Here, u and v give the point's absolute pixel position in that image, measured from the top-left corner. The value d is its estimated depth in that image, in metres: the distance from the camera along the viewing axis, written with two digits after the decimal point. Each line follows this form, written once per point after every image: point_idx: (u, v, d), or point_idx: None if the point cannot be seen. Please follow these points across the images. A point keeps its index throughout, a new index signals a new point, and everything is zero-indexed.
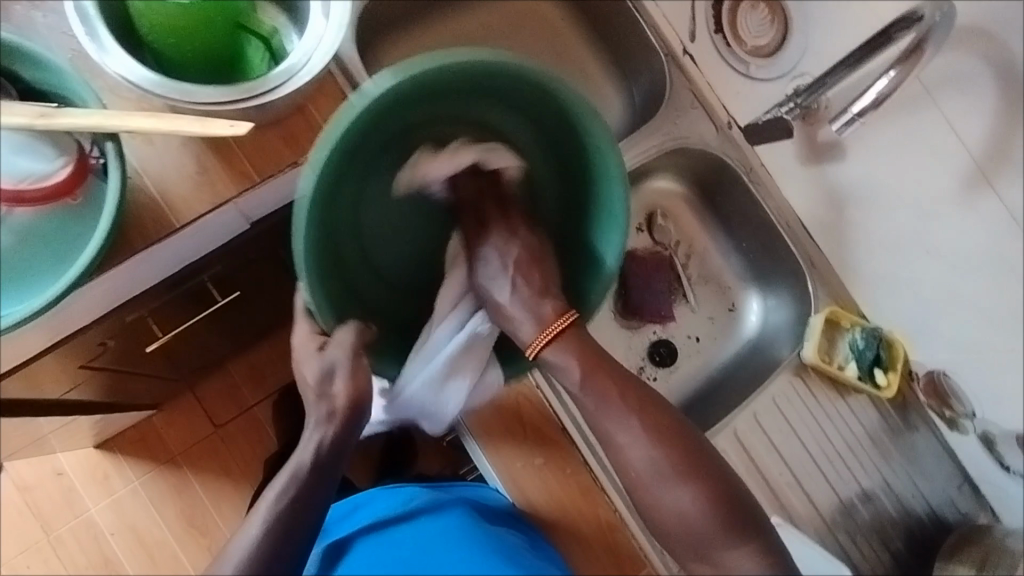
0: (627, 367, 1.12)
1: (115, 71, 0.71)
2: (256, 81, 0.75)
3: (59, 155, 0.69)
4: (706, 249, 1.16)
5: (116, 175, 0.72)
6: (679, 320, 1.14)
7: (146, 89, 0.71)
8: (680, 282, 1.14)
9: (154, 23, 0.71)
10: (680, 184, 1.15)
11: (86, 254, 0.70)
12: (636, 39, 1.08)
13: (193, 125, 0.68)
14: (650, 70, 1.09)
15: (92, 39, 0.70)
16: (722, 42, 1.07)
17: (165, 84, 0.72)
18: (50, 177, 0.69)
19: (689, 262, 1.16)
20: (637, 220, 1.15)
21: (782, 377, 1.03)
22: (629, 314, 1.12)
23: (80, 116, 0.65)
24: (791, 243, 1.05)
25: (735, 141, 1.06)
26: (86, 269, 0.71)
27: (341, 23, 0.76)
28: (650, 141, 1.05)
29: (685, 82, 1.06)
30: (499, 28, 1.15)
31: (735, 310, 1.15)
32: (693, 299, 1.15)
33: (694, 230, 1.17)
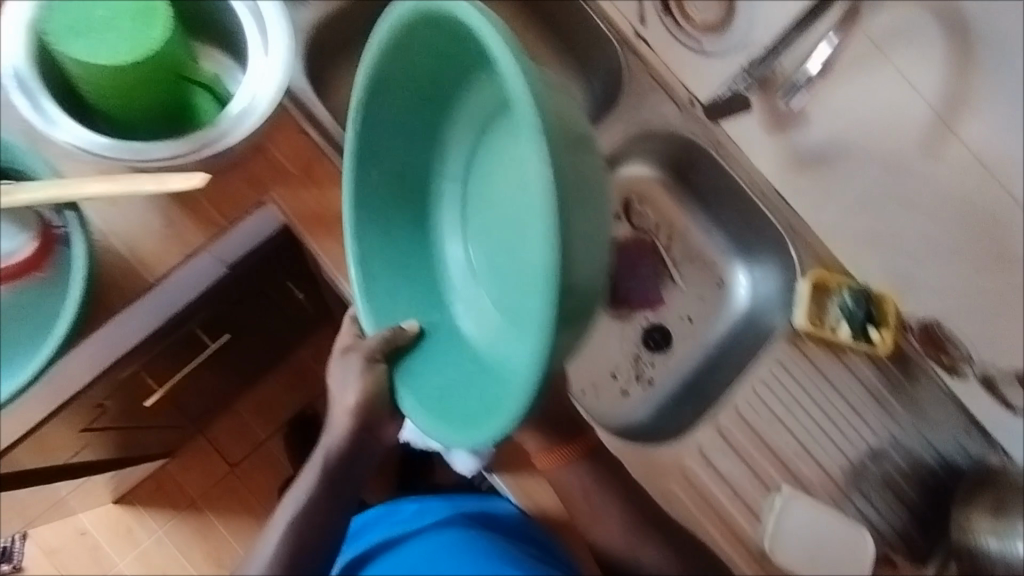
0: (624, 357, 1.14)
1: (64, 140, 0.72)
2: (208, 131, 0.75)
3: (21, 231, 0.70)
4: (686, 229, 1.19)
5: (80, 242, 0.72)
6: (670, 303, 1.18)
7: (99, 154, 0.72)
8: (665, 266, 1.19)
9: (92, 87, 0.69)
10: (655, 169, 1.17)
11: (61, 325, 0.70)
12: (587, 30, 1.09)
13: (146, 182, 0.68)
14: (604, 58, 1.10)
15: (38, 112, 0.71)
16: (673, 22, 1.07)
17: (116, 145, 0.73)
18: (15, 254, 0.70)
19: (671, 244, 1.20)
20: (614, 209, 1.18)
21: (778, 348, 1.04)
22: (618, 305, 1.16)
23: (36, 189, 0.66)
24: (771, 213, 1.05)
25: (699, 118, 1.06)
26: (62, 338, 0.72)
27: (285, 63, 0.77)
28: (614, 130, 1.08)
29: (641, 66, 1.07)
30: None
31: (724, 285, 1.17)
32: (680, 280, 1.19)
33: (672, 212, 1.19)
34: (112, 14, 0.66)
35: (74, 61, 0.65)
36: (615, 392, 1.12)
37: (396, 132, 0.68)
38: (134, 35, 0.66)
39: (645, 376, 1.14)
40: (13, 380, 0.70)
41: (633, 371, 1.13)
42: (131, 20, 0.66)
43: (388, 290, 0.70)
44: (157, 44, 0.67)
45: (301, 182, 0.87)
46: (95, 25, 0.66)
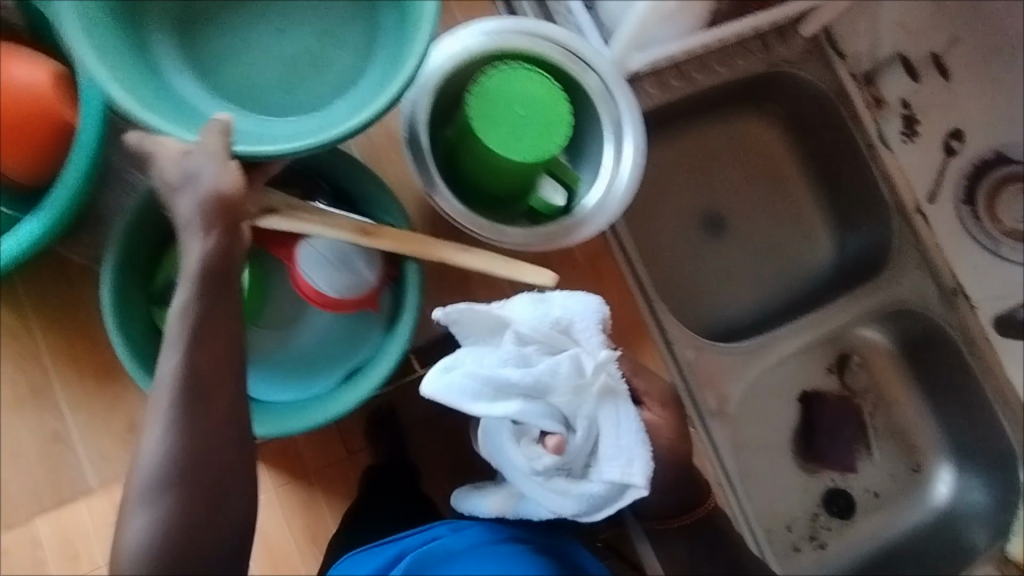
0: (801, 513, 1.12)
1: (430, 193, 0.75)
2: (550, 225, 0.77)
3: (371, 268, 0.75)
4: (895, 402, 1.16)
5: (412, 294, 0.77)
6: (860, 473, 1.14)
7: (456, 220, 0.74)
8: (864, 433, 1.16)
9: (478, 162, 0.71)
10: (889, 341, 1.14)
11: (382, 369, 0.75)
12: (866, 188, 1.08)
13: (497, 264, 0.75)
14: (875, 222, 1.09)
15: (418, 161, 0.75)
16: (971, 215, 1.04)
17: (470, 215, 0.75)
18: (359, 286, 0.75)
19: (875, 413, 1.16)
20: (829, 362, 1.15)
21: (985, 569, 1.06)
22: (810, 458, 1.14)
23: (392, 238, 0.74)
24: (1003, 417, 1.05)
25: (960, 311, 1.05)
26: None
27: (636, 175, 0.78)
28: (871, 298, 1.05)
29: (913, 241, 1.06)
30: (718, 152, 1.16)
31: (919, 473, 1.14)
32: (876, 453, 1.15)
33: (886, 381, 1.16)
34: (522, 109, 0.68)
35: (477, 140, 0.68)
36: (785, 545, 1.10)
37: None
38: (529, 140, 0.68)
39: (819, 539, 1.11)
40: (322, 406, 0.74)
41: (809, 530, 1.11)
42: (534, 123, 0.68)
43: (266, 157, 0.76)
44: (547, 152, 0.69)
45: (587, 274, 0.95)
46: (499, 118, 0.68)
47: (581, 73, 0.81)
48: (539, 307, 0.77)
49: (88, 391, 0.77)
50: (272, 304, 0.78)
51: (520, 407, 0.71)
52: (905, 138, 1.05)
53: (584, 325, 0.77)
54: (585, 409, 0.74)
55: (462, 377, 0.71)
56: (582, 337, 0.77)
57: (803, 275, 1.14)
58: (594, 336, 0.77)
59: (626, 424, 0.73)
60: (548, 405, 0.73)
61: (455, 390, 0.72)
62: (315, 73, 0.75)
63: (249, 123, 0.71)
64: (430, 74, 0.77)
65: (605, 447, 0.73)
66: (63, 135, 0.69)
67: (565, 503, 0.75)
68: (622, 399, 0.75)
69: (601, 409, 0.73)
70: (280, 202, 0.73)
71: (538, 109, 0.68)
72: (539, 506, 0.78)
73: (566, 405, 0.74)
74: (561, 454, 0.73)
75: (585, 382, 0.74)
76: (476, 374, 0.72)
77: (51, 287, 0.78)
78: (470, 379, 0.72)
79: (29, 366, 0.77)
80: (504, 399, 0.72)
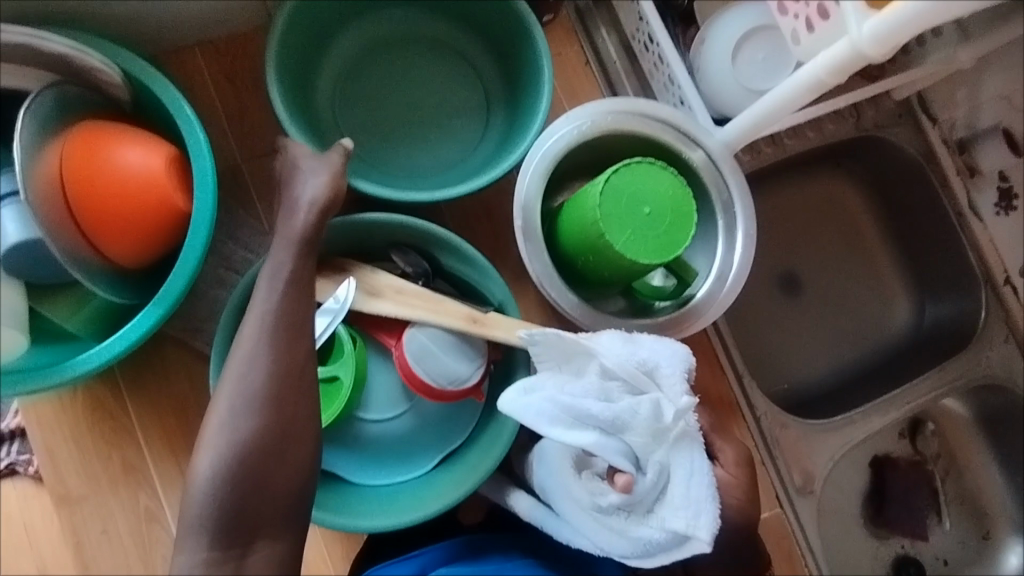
0: None
1: (540, 283, 0.74)
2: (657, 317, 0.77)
3: (477, 357, 0.73)
4: (967, 468, 1.14)
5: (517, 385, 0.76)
6: (930, 540, 1.12)
7: (565, 311, 0.74)
8: (936, 501, 1.13)
9: (596, 258, 0.71)
10: (966, 409, 1.12)
11: (485, 463, 0.72)
12: (954, 256, 1.06)
13: None
14: (960, 292, 1.07)
15: (528, 248, 0.74)
16: None
17: (580, 306, 0.75)
18: (467, 378, 0.73)
19: (946, 478, 1.14)
20: (902, 427, 1.13)
21: None
22: (881, 524, 1.12)
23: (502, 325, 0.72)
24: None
25: None
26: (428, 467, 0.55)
27: (746, 263, 0.77)
28: (956, 370, 1.03)
29: (1001, 314, 1.04)
30: (799, 209, 1.12)
31: (989, 540, 1.12)
32: (947, 520, 1.13)
33: (959, 449, 1.14)
34: (650, 208, 0.68)
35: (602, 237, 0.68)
36: None
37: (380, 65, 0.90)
38: (652, 239, 0.68)
39: None
40: (419, 500, 0.71)
41: None
42: (659, 224, 0.68)
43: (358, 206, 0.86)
44: (668, 253, 0.69)
45: None
46: (625, 215, 0.68)
47: (688, 149, 0.79)
48: (627, 337, 0.70)
49: (182, 469, 0.76)
50: (376, 391, 0.77)
51: (595, 441, 0.64)
52: (998, 211, 1.03)
53: (673, 370, 0.69)
54: (662, 455, 0.67)
55: (541, 403, 0.65)
56: (667, 377, 0.69)
57: (883, 340, 1.11)
58: (682, 379, 0.69)
59: (699, 475, 0.66)
60: (624, 445, 0.66)
61: (528, 414, 0.66)
62: (425, 145, 0.89)
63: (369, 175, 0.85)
64: (544, 158, 0.76)
65: (675, 498, 0.66)
66: (177, 217, 0.68)
67: (618, 541, 0.70)
68: (699, 450, 0.68)
69: (678, 460, 0.67)
70: (388, 285, 0.73)
71: (665, 208, 0.68)
72: (588, 538, 0.73)
73: (643, 448, 0.66)
74: (628, 496, 0.67)
75: (667, 427, 0.66)
76: (552, 399, 0.66)
77: (148, 362, 0.77)
78: (547, 404, 0.66)
79: (123, 442, 0.76)
80: (581, 430, 0.65)
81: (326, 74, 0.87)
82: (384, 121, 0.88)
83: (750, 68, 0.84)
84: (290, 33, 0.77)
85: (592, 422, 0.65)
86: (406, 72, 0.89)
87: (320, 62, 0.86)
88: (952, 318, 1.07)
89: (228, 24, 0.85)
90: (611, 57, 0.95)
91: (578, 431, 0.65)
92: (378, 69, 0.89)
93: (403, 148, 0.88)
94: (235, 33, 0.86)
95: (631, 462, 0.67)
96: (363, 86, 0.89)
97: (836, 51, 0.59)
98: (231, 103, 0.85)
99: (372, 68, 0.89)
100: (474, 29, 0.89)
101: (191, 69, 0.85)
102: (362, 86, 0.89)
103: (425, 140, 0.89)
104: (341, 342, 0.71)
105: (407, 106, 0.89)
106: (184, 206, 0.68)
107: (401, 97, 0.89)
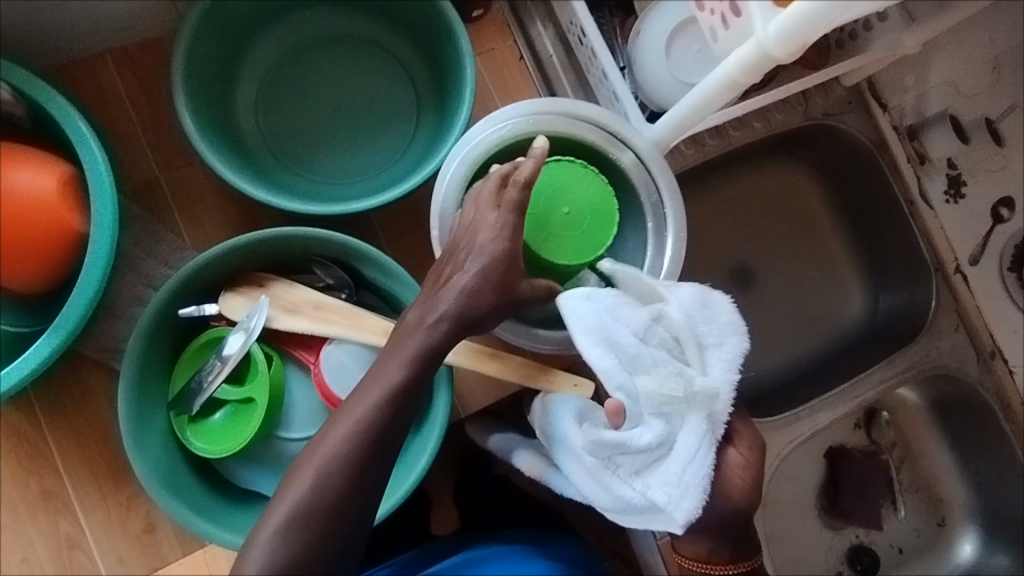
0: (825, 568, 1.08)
1: None
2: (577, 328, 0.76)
3: None
4: (925, 455, 1.10)
5: (442, 398, 0.74)
6: (885, 528, 1.09)
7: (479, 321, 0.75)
8: (891, 488, 1.10)
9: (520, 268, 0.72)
10: (921, 400, 1.09)
11: (410, 479, 0.72)
12: (903, 244, 1.04)
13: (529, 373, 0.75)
14: (911, 281, 1.04)
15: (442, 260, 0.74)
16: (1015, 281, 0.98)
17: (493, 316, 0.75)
18: None
19: (902, 467, 1.10)
20: (857, 417, 1.09)
21: None
22: (835, 514, 1.08)
23: None
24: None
25: (997, 374, 1.01)
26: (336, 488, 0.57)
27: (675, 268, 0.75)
28: (905, 359, 1.01)
29: (952, 303, 1.01)
30: (748, 200, 1.09)
31: (945, 527, 1.08)
32: (902, 508, 1.09)
33: (916, 437, 1.10)
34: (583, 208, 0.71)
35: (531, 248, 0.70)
36: None
37: (298, 65, 0.85)
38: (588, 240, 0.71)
39: None
40: None
41: None
42: (585, 224, 0.71)
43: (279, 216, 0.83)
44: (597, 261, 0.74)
45: None
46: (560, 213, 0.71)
47: (616, 150, 0.76)
48: (701, 299, 0.65)
49: (103, 494, 0.76)
50: (296, 409, 0.76)
51: (609, 368, 0.63)
52: (948, 198, 1.00)
53: (731, 357, 0.64)
54: (678, 423, 0.63)
55: (585, 310, 0.64)
56: (722, 355, 0.64)
57: (834, 331, 1.09)
58: (732, 367, 0.64)
59: (699, 463, 0.62)
60: (647, 391, 0.63)
61: (574, 315, 0.65)
62: (345, 147, 0.84)
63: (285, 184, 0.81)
64: (460, 164, 0.73)
65: (671, 474, 0.63)
66: (70, 236, 0.66)
67: (603, 494, 0.69)
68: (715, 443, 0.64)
69: (688, 438, 0.62)
70: (304, 302, 0.72)
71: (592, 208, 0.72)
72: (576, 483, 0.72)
73: (665, 405, 0.63)
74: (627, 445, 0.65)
75: (701, 397, 0.63)
76: (608, 314, 0.65)
77: (64, 388, 0.76)
78: (592, 316, 0.64)
79: (40, 469, 0.76)
80: (604, 352, 0.64)
81: (247, 76, 0.83)
82: (303, 124, 0.84)
83: (684, 61, 0.79)
84: (198, 41, 0.73)
85: (622, 353, 0.64)
86: (331, 73, 0.85)
87: (241, 65, 0.83)
88: (901, 310, 1.05)
89: (136, 29, 0.81)
90: (547, 52, 0.91)
91: (602, 352, 0.64)
92: (296, 69, 0.85)
93: (322, 152, 0.84)
94: (146, 39, 0.82)
95: (648, 412, 0.63)
96: (280, 87, 0.85)
97: (744, 51, 0.57)
98: (143, 113, 0.81)
99: (290, 67, 0.85)
100: (396, 23, 0.84)
101: (97, 78, 0.81)
102: (278, 87, 0.85)
103: (345, 143, 0.84)
104: (255, 361, 0.72)
105: (326, 106, 0.85)
106: (76, 223, 0.66)
107: (321, 97, 0.85)
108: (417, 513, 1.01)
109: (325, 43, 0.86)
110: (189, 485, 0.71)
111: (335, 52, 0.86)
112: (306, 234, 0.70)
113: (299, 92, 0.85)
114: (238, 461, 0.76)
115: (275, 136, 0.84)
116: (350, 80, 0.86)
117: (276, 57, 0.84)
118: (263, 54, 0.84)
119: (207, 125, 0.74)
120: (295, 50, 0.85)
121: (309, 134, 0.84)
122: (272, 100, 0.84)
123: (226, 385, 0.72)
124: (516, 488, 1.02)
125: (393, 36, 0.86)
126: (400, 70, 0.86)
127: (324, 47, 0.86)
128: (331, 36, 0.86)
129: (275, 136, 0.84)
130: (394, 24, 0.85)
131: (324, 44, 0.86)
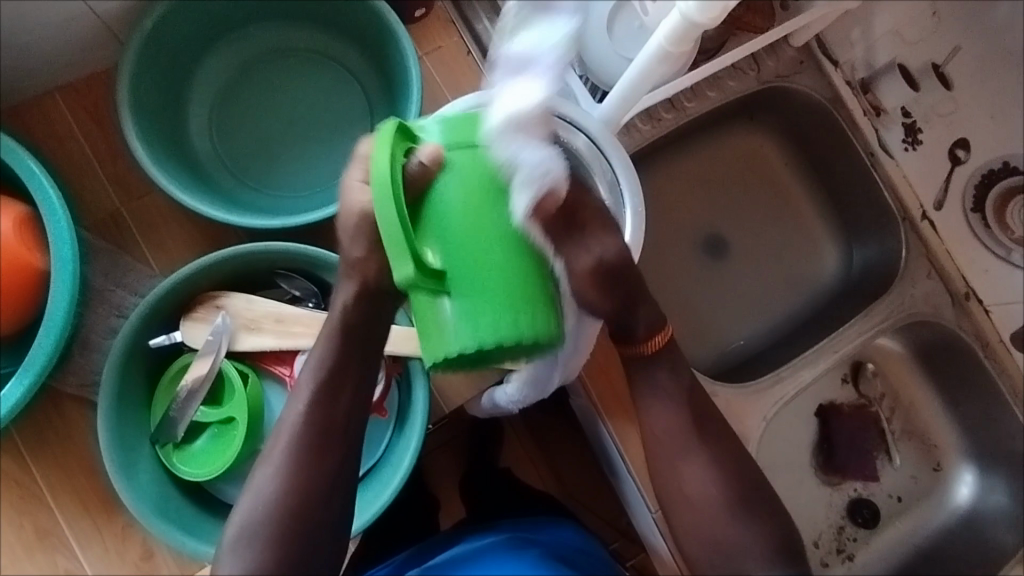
0: (826, 526, 1.06)
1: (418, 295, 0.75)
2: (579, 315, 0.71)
3: None
4: (913, 402, 1.10)
5: (422, 389, 0.76)
6: (882, 478, 1.08)
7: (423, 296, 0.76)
8: (885, 439, 1.09)
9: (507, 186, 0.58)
10: (906, 350, 1.09)
11: (397, 476, 0.73)
12: (868, 195, 1.04)
13: None
14: (880, 231, 1.05)
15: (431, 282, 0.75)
16: (981, 224, 0.99)
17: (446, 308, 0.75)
18: None
19: (893, 416, 1.10)
20: (843, 372, 1.08)
21: None
22: (831, 470, 1.07)
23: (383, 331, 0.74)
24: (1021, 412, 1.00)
25: (974, 316, 1.01)
26: None
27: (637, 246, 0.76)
28: (881, 312, 1.01)
29: (922, 250, 1.01)
30: (709, 170, 1.10)
31: (941, 471, 1.09)
32: (897, 457, 1.09)
33: (902, 385, 1.10)
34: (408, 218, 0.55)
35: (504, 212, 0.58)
36: (813, 562, 1.05)
37: (250, 84, 0.86)
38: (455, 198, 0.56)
39: (846, 550, 1.06)
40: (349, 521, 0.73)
41: (835, 543, 1.05)
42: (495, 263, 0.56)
43: (240, 234, 0.83)
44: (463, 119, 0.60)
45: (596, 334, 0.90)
46: (479, 295, 0.54)
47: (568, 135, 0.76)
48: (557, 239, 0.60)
49: (98, 526, 0.78)
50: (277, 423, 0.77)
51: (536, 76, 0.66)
52: (907, 146, 1.01)
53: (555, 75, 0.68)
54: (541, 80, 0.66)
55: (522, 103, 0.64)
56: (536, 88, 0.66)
57: (812, 290, 1.10)
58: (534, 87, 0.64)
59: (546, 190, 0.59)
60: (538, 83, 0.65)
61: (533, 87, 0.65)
62: (302, 160, 0.85)
63: (245, 202, 0.82)
64: None
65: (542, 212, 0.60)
66: (32, 272, 0.71)
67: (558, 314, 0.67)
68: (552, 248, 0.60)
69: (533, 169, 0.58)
70: (266, 317, 0.74)
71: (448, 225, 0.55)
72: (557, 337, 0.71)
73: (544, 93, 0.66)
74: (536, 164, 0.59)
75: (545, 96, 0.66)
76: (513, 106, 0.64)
77: (47, 424, 0.78)
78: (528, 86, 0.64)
79: (34, 508, 0.78)
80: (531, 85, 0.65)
81: (197, 99, 0.84)
82: (258, 141, 0.85)
83: (627, 38, 0.80)
84: (142, 67, 0.74)
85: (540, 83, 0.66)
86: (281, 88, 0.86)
87: (187, 89, 0.83)
88: (876, 262, 1.05)
89: (80, 63, 0.81)
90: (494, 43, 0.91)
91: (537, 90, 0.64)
92: (250, 88, 0.86)
93: (280, 166, 0.85)
94: (92, 72, 0.83)
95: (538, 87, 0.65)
96: (233, 107, 0.86)
97: (669, 23, 0.62)
98: (94, 144, 0.82)
99: (244, 85, 0.86)
100: (343, 33, 0.85)
101: (47, 115, 0.82)
102: (231, 105, 0.86)
103: (300, 154, 0.85)
104: (230, 379, 0.73)
105: (281, 121, 0.86)
106: (36, 260, 0.71)
107: (275, 112, 0.86)
108: (414, 517, 1.01)
109: (275, 61, 0.86)
110: (180, 510, 0.72)
111: (285, 67, 0.87)
112: (268, 246, 0.71)
113: (254, 111, 0.86)
114: (225, 480, 0.76)
115: (231, 156, 0.85)
116: (304, 93, 0.87)
117: (227, 78, 0.86)
118: (217, 76, 0.85)
119: (159, 151, 0.75)
120: (246, 69, 0.86)
121: (263, 149, 0.85)
122: (227, 120, 0.85)
123: (205, 407, 0.74)
124: (511, 479, 1.03)
125: (342, 48, 0.86)
126: (351, 78, 0.87)
127: (274, 64, 0.86)
128: (280, 52, 0.87)
129: (231, 155, 0.85)
130: (339, 33, 0.85)
131: (274, 61, 0.86)
